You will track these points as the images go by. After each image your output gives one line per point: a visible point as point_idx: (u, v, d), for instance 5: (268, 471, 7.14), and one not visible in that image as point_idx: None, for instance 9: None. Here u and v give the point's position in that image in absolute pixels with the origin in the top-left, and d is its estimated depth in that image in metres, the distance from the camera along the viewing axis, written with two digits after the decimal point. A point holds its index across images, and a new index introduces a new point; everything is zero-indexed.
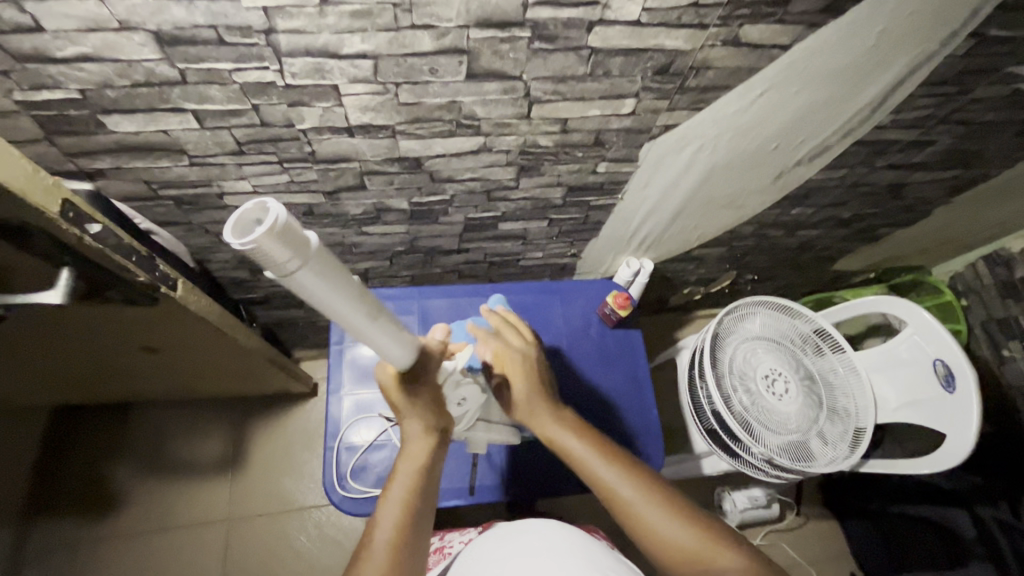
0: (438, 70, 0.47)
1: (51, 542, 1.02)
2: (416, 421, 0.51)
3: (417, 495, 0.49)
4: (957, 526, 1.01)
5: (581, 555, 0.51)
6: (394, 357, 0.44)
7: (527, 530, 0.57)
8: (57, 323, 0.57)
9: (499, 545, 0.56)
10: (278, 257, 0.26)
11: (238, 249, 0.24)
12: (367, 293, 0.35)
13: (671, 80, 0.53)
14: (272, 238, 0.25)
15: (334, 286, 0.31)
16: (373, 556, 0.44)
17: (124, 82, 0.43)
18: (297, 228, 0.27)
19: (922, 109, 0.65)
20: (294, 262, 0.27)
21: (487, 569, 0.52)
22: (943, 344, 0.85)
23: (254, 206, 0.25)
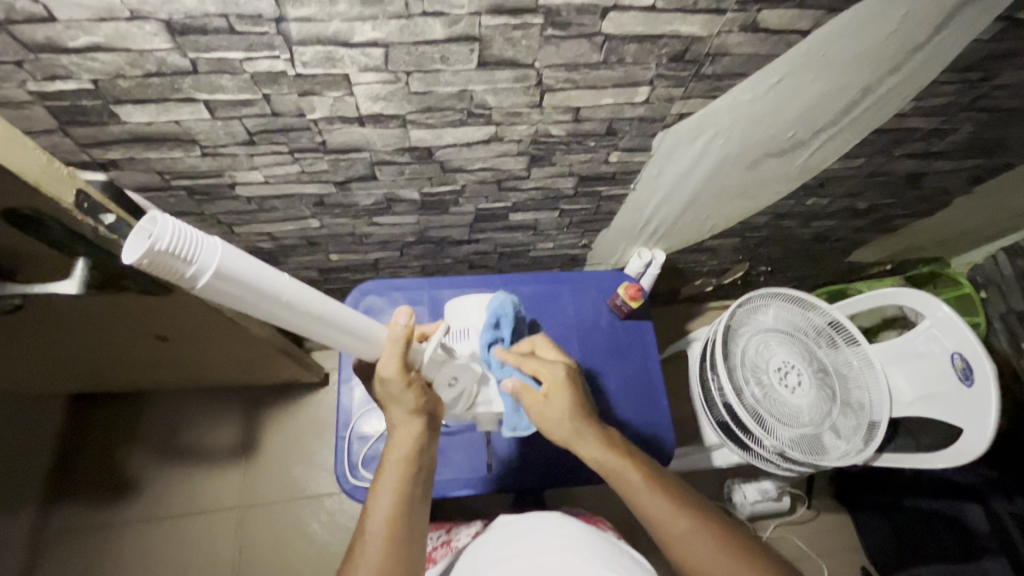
0: (449, 58, 0.46)
1: (73, 525, 1.05)
2: (400, 410, 0.50)
3: (408, 485, 0.49)
4: (972, 520, 0.99)
5: (590, 555, 0.51)
6: (358, 349, 0.46)
7: (536, 528, 0.56)
8: (75, 313, 0.58)
9: (507, 543, 0.56)
10: (175, 266, 0.29)
11: (130, 264, 0.27)
12: (299, 293, 0.37)
13: (686, 67, 0.52)
14: (157, 249, 0.27)
15: (248, 286, 0.33)
16: (365, 549, 0.45)
17: (136, 72, 0.43)
18: (192, 238, 0.29)
19: (944, 96, 0.63)
20: (194, 271, 0.30)
21: (495, 567, 0.52)
22: (962, 337, 0.84)
23: (147, 221, 0.28)
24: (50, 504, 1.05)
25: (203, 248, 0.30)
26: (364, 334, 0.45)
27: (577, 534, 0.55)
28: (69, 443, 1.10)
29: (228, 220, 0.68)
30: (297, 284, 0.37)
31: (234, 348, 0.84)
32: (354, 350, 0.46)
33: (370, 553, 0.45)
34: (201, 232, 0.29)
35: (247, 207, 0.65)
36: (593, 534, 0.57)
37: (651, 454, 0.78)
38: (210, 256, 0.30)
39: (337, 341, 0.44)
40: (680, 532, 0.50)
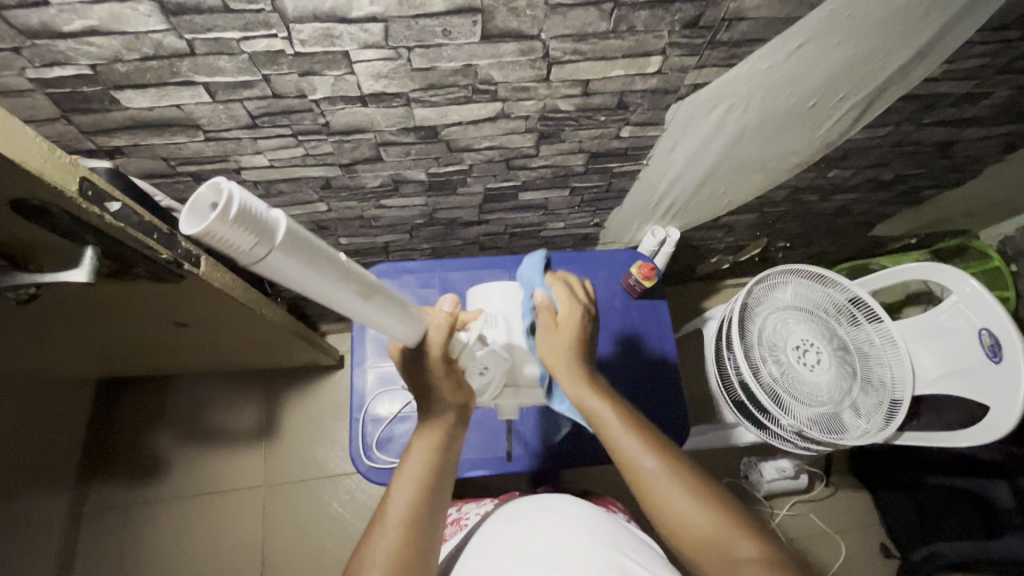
0: (451, 31, 0.44)
1: (103, 504, 1.09)
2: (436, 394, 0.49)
3: (433, 473, 0.49)
4: (997, 496, 0.96)
5: (597, 535, 0.52)
6: (396, 332, 0.43)
7: (543, 509, 0.56)
8: (86, 301, 0.59)
9: (514, 523, 0.55)
10: (241, 242, 0.26)
11: (195, 237, 0.24)
12: (352, 270, 0.34)
13: (701, 34, 0.49)
14: (226, 219, 0.24)
15: (307, 264, 0.30)
16: (385, 532, 0.46)
17: (133, 56, 0.43)
18: (258, 211, 0.26)
19: (978, 57, 0.59)
20: (260, 248, 0.27)
21: (502, 549, 0.52)
22: (992, 313, 0.81)
23: (209, 188, 0.25)
24: (82, 484, 1.09)
25: (270, 222, 0.27)
26: (406, 317, 0.42)
27: (599, 527, 0.53)
28: (96, 426, 1.13)
29: None
30: (351, 263, 0.34)
31: (249, 332, 0.85)
32: (397, 334, 0.43)
33: (386, 534, 0.46)
34: (268, 204, 0.26)
35: (254, 191, 0.65)
36: (616, 530, 0.55)
37: (667, 435, 0.78)
38: (275, 231, 0.27)
39: (381, 324, 0.41)
40: (651, 473, 0.49)
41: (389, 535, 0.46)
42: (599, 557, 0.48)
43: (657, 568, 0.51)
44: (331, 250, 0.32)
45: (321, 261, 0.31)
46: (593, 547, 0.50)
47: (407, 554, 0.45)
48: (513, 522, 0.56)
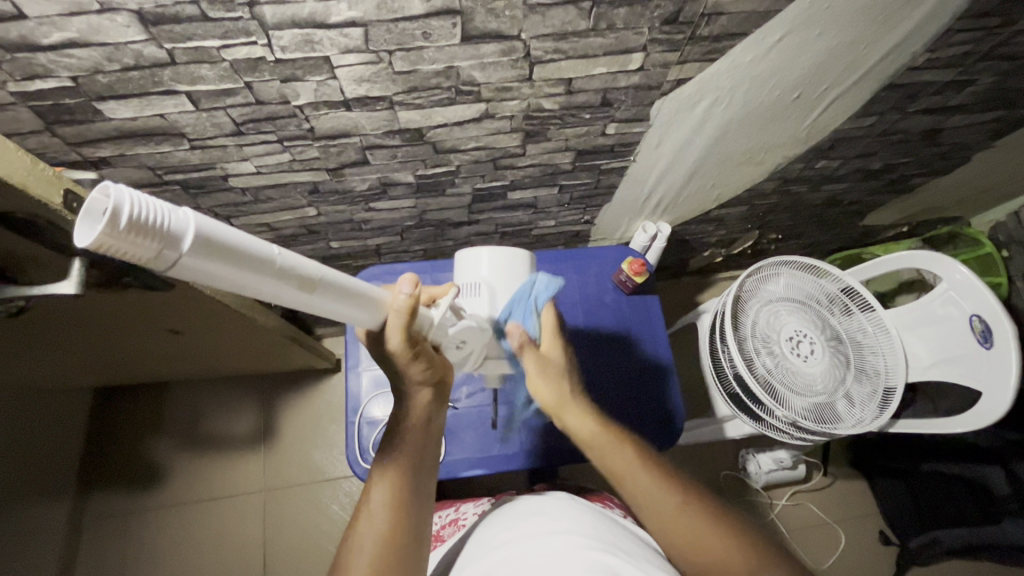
0: (431, 34, 0.44)
1: (102, 513, 1.08)
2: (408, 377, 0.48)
3: (413, 457, 0.50)
4: (993, 482, 0.99)
5: (589, 535, 0.52)
6: (357, 318, 0.41)
7: (538, 513, 0.57)
8: (78, 312, 0.59)
9: (509, 527, 0.57)
10: (139, 250, 0.24)
11: (83, 249, 0.22)
12: (292, 268, 0.32)
13: (681, 30, 0.49)
14: (114, 231, 0.22)
15: (226, 264, 0.28)
16: (371, 518, 0.47)
17: (114, 67, 0.43)
18: (162, 215, 0.24)
19: (960, 45, 0.60)
20: (168, 254, 0.25)
21: (496, 551, 0.53)
22: (981, 299, 0.81)
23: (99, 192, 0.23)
24: (80, 495, 1.09)
25: (177, 228, 0.25)
26: (365, 305, 0.40)
27: (593, 530, 0.53)
28: (93, 435, 1.13)
29: (225, 212, 0.68)
30: (288, 256, 0.32)
31: (243, 338, 0.85)
32: (359, 321, 0.42)
33: (371, 521, 0.46)
34: (172, 206, 0.24)
35: (243, 198, 0.65)
36: (613, 533, 0.54)
37: (661, 430, 0.78)
38: (184, 239, 0.25)
39: (337, 313, 0.39)
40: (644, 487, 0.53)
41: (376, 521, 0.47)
42: (586, 554, 0.48)
43: (652, 569, 0.48)
44: (259, 242, 0.30)
45: (248, 263, 0.29)
46: (581, 548, 0.49)
47: (393, 536, 0.46)
48: (510, 527, 0.56)
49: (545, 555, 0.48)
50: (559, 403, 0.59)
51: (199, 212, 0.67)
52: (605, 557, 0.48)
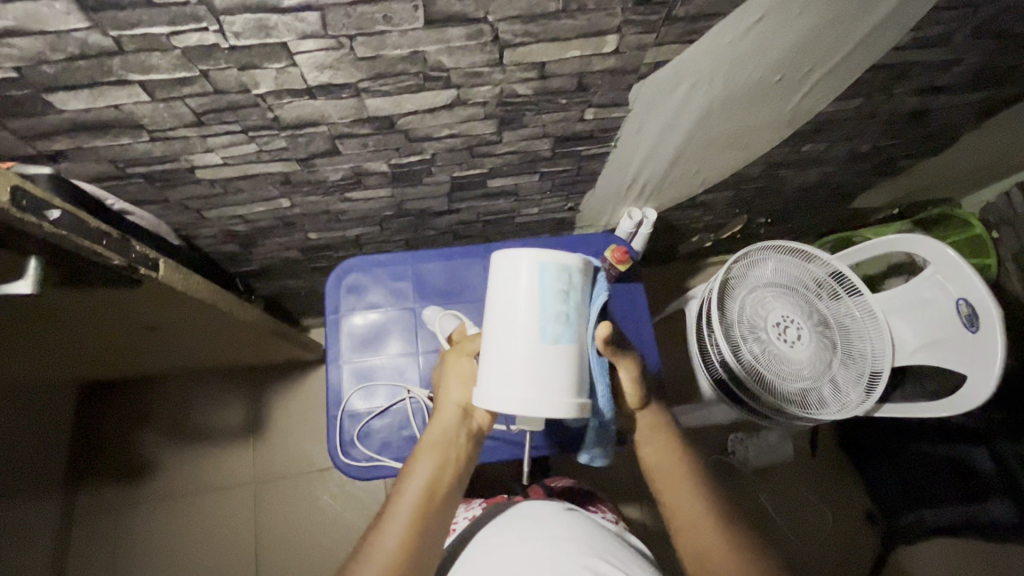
0: (392, 18, 0.42)
1: (94, 507, 1.09)
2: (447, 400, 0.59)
3: (439, 472, 0.55)
4: (977, 462, 1.00)
5: (577, 540, 0.54)
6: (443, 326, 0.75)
7: (529, 516, 0.59)
8: (46, 311, 0.57)
9: (502, 531, 0.58)
10: None
11: None
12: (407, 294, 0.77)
13: (655, 10, 0.47)
14: None
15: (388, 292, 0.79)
16: (393, 522, 0.52)
17: (59, 56, 0.41)
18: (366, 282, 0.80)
19: (947, 23, 0.57)
20: None
21: (489, 554, 0.55)
22: (966, 282, 0.81)
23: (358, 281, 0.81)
24: (69, 490, 1.08)
25: None
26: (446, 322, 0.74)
27: (582, 535, 0.55)
28: (81, 431, 1.12)
29: (195, 205, 0.66)
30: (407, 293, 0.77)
31: (223, 331, 0.84)
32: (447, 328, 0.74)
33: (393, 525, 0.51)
34: None
35: (211, 190, 0.63)
36: (600, 537, 0.56)
37: None
38: None
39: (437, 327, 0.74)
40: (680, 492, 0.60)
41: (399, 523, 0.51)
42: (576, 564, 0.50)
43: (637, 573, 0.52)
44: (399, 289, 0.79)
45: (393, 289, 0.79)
46: (573, 554, 0.51)
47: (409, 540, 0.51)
48: (502, 531, 0.58)
49: (537, 561, 0.51)
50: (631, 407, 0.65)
51: (169, 206, 0.65)
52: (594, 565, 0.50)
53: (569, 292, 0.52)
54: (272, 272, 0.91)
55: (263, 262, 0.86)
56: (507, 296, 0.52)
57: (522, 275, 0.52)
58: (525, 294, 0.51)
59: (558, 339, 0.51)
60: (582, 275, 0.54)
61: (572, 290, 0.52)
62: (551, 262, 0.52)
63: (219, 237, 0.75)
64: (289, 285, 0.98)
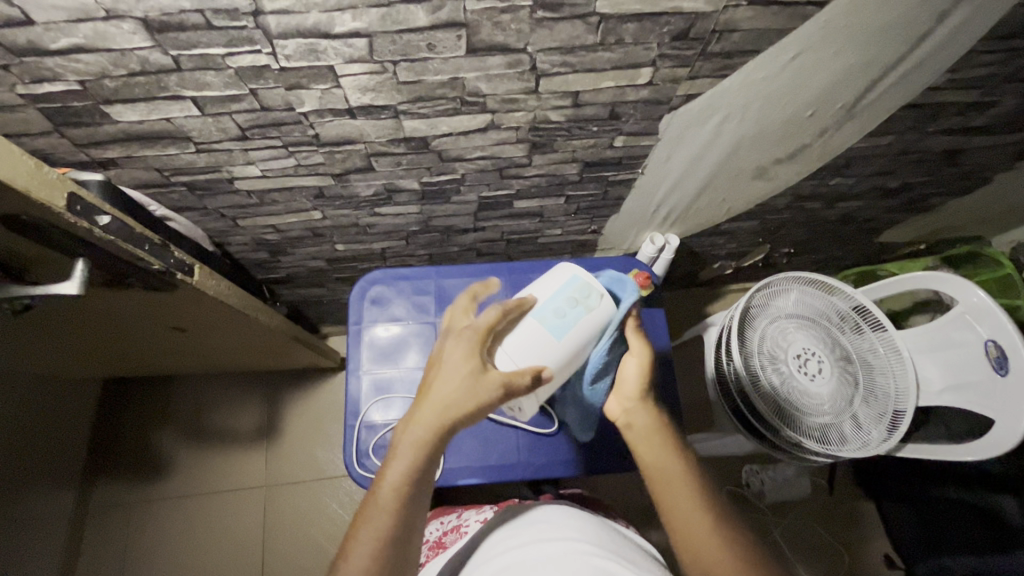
0: (436, 46, 0.44)
1: (111, 500, 1.11)
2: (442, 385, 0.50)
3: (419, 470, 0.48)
4: (1006, 511, 0.95)
5: (590, 540, 0.55)
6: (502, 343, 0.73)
7: (542, 519, 0.61)
8: (85, 309, 0.59)
9: (516, 534, 0.60)
10: None
11: None
12: None
13: (691, 46, 0.48)
14: None
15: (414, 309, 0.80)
16: (369, 513, 0.47)
17: (120, 72, 0.43)
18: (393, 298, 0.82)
19: (984, 66, 0.57)
20: None
21: (504, 555, 0.56)
22: (997, 325, 0.79)
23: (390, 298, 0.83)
24: (87, 483, 1.10)
25: None
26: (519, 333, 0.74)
27: (595, 538, 0.56)
28: (103, 424, 1.15)
29: (231, 214, 0.68)
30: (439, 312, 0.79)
31: (248, 336, 0.86)
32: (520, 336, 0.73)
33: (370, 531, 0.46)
34: None
35: (248, 200, 0.65)
36: (612, 540, 0.58)
37: None
38: None
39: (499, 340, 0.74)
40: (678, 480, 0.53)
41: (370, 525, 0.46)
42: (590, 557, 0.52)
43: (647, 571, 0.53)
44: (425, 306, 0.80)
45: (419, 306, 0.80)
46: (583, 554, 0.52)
47: (385, 550, 0.46)
48: (515, 535, 0.60)
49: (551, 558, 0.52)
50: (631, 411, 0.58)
51: (206, 213, 0.67)
52: (608, 561, 0.52)
53: (579, 302, 0.56)
54: (298, 279, 0.93)
55: (290, 270, 0.88)
56: (536, 289, 0.58)
57: (552, 277, 0.58)
58: (544, 290, 0.57)
59: (545, 325, 0.55)
60: (604, 303, 0.56)
61: (585, 305, 0.56)
62: (580, 276, 0.57)
63: (250, 244, 0.77)
64: (313, 293, 0.99)
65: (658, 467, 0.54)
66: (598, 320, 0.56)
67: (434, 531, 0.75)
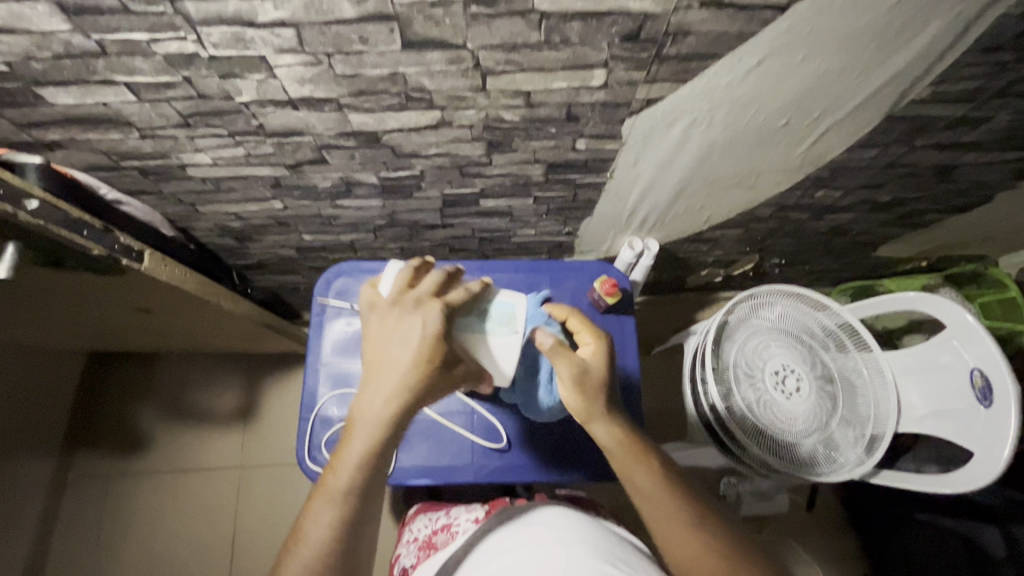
0: (368, 39, 0.42)
1: (91, 472, 1.12)
2: (407, 350, 0.48)
3: (380, 452, 0.47)
4: (988, 543, 0.88)
5: (587, 543, 0.53)
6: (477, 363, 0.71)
7: (537, 521, 0.59)
8: (33, 288, 0.59)
9: (510, 536, 0.58)
10: None
11: None
12: None
13: (644, 48, 0.45)
14: None
15: None
16: (327, 500, 0.45)
17: (45, 54, 0.42)
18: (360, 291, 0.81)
19: (971, 79, 0.53)
20: None
21: (499, 559, 0.54)
22: (985, 351, 0.74)
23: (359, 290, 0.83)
24: (69, 454, 1.12)
25: None
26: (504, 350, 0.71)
27: (592, 539, 0.55)
28: (86, 397, 1.16)
29: (190, 199, 0.67)
30: None
31: (216, 321, 0.86)
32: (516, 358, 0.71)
33: (323, 511, 0.44)
34: None
35: (203, 187, 0.64)
36: (610, 542, 0.56)
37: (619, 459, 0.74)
38: None
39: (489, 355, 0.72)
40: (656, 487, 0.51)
41: (326, 511, 0.44)
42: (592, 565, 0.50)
43: None
44: None
45: None
46: (579, 557, 0.51)
47: (338, 538, 0.44)
48: (510, 537, 0.58)
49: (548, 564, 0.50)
50: (592, 424, 0.54)
51: (163, 198, 0.66)
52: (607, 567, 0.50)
53: (489, 321, 0.57)
54: (270, 267, 0.92)
55: (261, 257, 0.88)
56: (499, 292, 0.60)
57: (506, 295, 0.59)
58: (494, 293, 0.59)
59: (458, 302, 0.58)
60: (513, 338, 0.57)
61: (491, 328, 0.57)
62: (515, 307, 0.59)
63: (214, 230, 0.77)
64: (288, 280, 0.99)
65: (636, 477, 0.52)
66: (499, 350, 0.56)
67: (422, 530, 0.73)
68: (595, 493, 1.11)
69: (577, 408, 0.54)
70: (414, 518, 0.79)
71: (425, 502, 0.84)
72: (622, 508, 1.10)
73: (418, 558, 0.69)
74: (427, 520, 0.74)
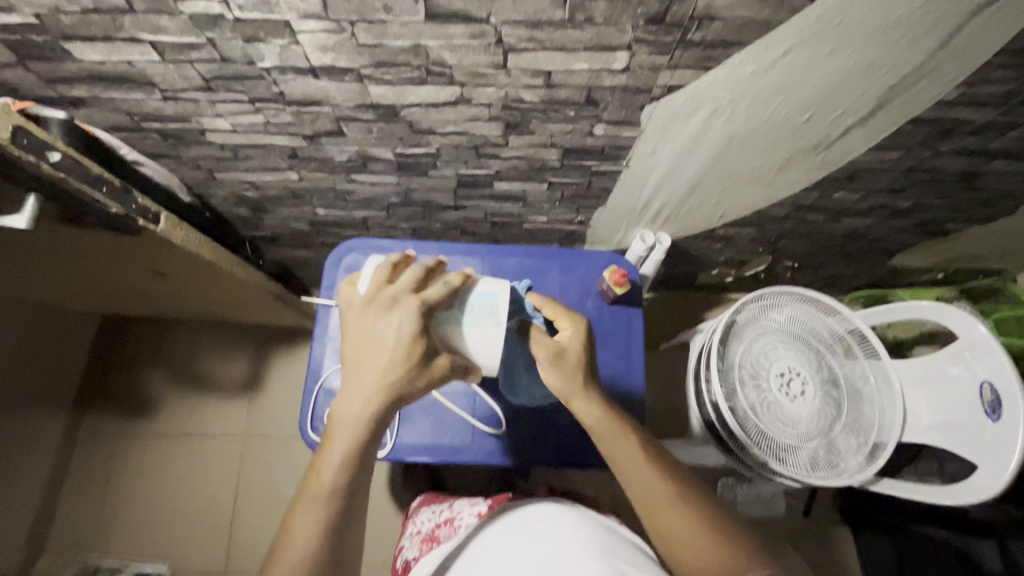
0: (392, 8, 0.42)
1: (97, 433, 1.14)
2: (385, 352, 0.46)
3: (363, 452, 0.46)
4: (985, 560, 0.87)
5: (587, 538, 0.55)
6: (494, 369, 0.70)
7: (534, 518, 0.60)
8: (50, 244, 0.60)
9: (506, 534, 0.59)
10: None
11: None
12: None
13: (668, 31, 0.45)
14: None
15: None
16: (311, 503, 0.45)
17: (74, 8, 0.42)
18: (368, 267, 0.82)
19: (1001, 82, 0.52)
20: None
21: (496, 557, 0.55)
22: (996, 365, 0.72)
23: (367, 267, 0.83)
24: (77, 415, 1.14)
25: None
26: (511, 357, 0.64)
27: (588, 532, 0.56)
28: (96, 359, 1.18)
29: (208, 165, 0.68)
30: None
31: (226, 289, 0.87)
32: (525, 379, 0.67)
33: (308, 514, 0.44)
34: None
35: (222, 153, 0.65)
36: (607, 534, 0.57)
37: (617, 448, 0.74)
38: None
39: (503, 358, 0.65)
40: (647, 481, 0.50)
41: (312, 515, 0.44)
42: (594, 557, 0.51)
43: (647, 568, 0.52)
44: None
45: None
46: (579, 551, 0.52)
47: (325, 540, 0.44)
48: (507, 535, 0.59)
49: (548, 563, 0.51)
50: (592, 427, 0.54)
51: (181, 162, 0.67)
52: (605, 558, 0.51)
53: (470, 314, 0.53)
54: (282, 240, 0.93)
55: (274, 229, 0.88)
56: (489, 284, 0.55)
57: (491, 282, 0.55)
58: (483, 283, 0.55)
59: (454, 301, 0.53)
60: (496, 330, 0.53)
61: (472, 320, 0.52)
62: (498, 297, 0.54)
63: (230, 199, 0.77)
64: (299, 254, 1.00)
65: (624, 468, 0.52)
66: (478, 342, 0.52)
67: (424, 523, 0.73)
68: (593, 486, 1.11)
69: (557, 386, 0.54)
70: (416, 511, 0.79)
71: (429, 494, 0.84)
72: (619, 502, 1.10)
73: (419, 550, 0.69)
74: (429, 512, 0.74)
